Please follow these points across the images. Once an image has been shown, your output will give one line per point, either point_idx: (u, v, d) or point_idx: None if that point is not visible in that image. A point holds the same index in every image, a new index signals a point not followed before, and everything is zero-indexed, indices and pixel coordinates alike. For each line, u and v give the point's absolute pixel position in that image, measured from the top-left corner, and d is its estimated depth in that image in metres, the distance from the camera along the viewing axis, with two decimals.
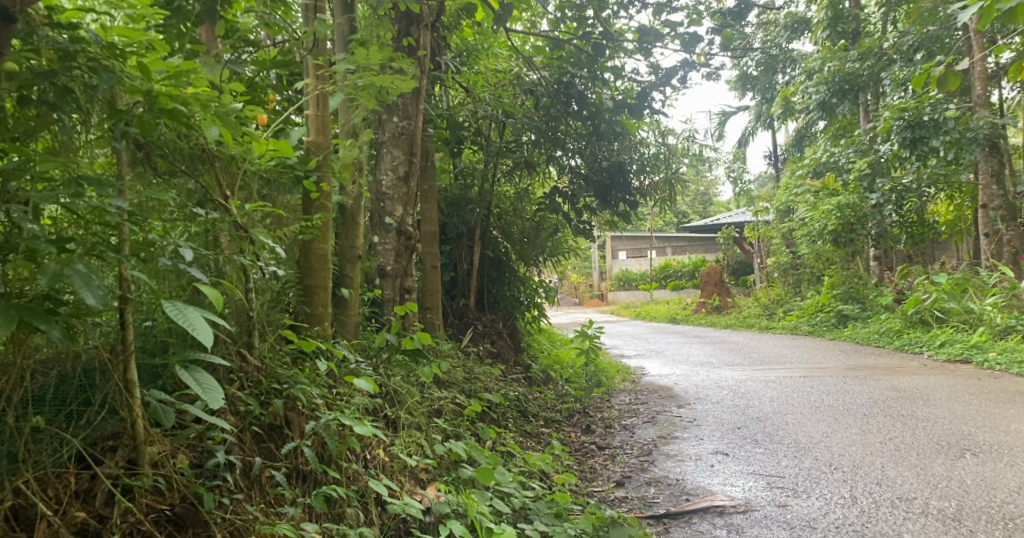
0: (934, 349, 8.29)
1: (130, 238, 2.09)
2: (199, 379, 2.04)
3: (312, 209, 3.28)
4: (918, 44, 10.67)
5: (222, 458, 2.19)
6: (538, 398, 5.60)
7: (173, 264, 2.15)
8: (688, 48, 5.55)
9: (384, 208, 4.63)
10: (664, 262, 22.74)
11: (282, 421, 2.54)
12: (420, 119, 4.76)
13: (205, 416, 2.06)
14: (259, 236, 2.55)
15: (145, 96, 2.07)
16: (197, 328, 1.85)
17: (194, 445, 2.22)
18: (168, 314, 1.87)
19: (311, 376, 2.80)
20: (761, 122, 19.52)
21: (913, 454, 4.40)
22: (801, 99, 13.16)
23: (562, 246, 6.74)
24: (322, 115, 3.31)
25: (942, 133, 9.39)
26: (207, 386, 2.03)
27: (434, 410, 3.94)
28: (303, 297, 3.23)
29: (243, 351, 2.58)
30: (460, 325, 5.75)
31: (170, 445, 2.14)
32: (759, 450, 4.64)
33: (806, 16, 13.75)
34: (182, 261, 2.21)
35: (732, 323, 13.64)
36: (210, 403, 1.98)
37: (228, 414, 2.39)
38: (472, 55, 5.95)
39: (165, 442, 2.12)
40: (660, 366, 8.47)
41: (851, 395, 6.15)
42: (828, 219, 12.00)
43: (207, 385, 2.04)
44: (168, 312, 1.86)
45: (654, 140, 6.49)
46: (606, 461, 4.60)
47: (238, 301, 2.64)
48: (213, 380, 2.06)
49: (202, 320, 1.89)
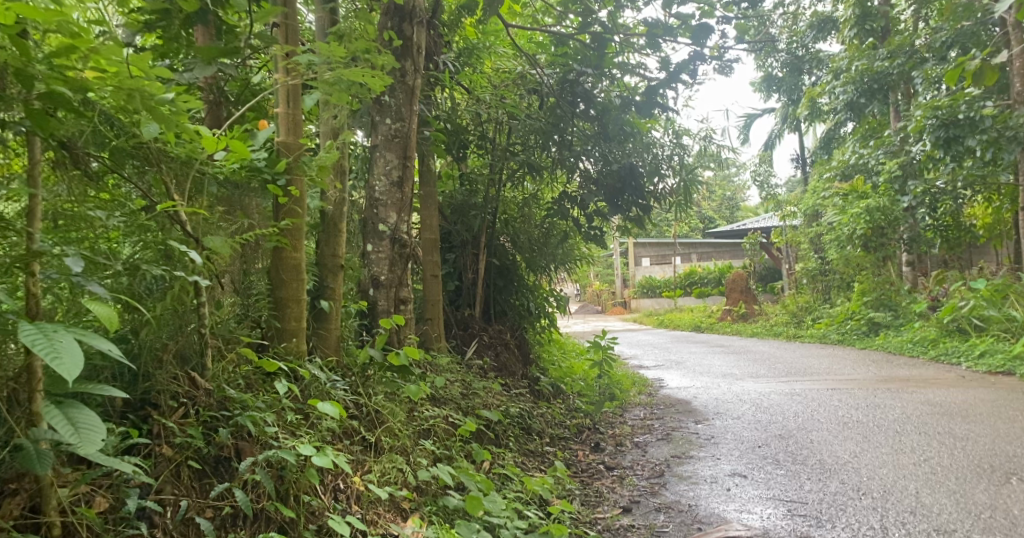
0: (972, 359, 7.83)
1: (20, 244, 1.87)
2: (72, 416, 1.76)
3: (281, 215, 2.97)
4: (952, 40, 10.04)
5: (136, 504, 1.94)
6: (546, 413, 5.29)
7: (58, 276, 1.88)
8: (700, 40, 5.24)
9: (377, 215, 4.34)
10: (688, 269, 22.26)
11: (230, 452, 2.27)
12: (415, 121, 4.43)
13: (95, 459, 1.79)
14: (180, 250, 2.19)
15: (25, 79, 1.83)
16: (60, 356, 1.64)
17: (115, 485, 1.99)
18: (27, 337, 1.67)
19: (269, 400, 2.52)
20: (788, 124, 19.02)
21: (951, 478, 4.02)
22: (828, 100, 12.77)
23: (573, 253, 6.42)
24: (293, 112, 2.99)
25: (978, 132, 8.95)
26: (84, 425, 1.75)
27: (425, 431, 3.65)
28: (274, 311, 2.94)
29: (192, 375, 2.32)
30: (464, 337, 5.46)
31: (84, 487, 1.92)
32: (780, 472, 4.28)
33: (832, 15, 13.28)
34: (76, 275, 1.94)
35: (758, 332, 13.21)
36: (82, 447, 1.70)
37: (163, 447, 2.15)
38: (473, 54, 5.62)
39: (76, 484, 1.91)
40: (680, 377, 8.11)
41: (882, 411, 5.75)
42: (857, 223, 11.56)
43: (85, 424, 1.76)
44: (25, 337, 1.64)
45: (669, 142, 6.08)
46: (614, 483, 4.28)
47: (186, 319, 2.35)
48: (94, 419, 1.78)
49: (71, 346, 1.67)
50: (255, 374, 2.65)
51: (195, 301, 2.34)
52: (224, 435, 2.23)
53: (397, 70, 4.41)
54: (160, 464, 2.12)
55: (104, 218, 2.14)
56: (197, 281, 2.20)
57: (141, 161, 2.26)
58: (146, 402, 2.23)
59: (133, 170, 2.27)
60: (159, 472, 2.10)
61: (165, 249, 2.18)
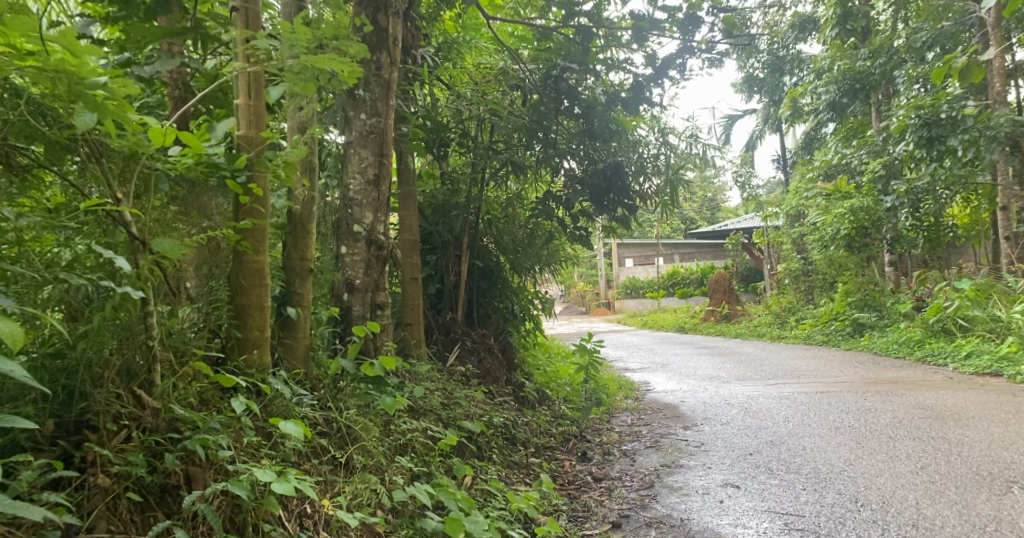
0: (959, 361, 7.72)
1: None
2: None
3: (241, 215, 2.75)
4: (932, 40, 9.83)
5: None
6: (531, 421, 5.08)
7: None
8: (687, 33, 5.05)
9: (352, 215, 4.11)
10: (671, 269, 22.16)
11: (180, 479, 2.06)
12: (391, 116, 4.21)
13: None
14: (107, 255, 2.00)
15: None
16: None
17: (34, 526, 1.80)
18: None
19: (225, 419, 2.29)
20: (769, 125, 18.94)
21: (952, 488, 3.86)
22: (810, 100, 12.69)
23: (558, 254, 6.22)
24: (255, 104, 2.78)
25: (960, 132, 8.82)
26: None
27: (402, 446, 3.43)
28: (234, 319, 2.74)
29: (138, 392, 2.09)
30: (446, 342, 5.25)
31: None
32: (775, 482, 4.10)
33: (814, 15, 13.19)
34: None
35: (742, 333, 13.09)
36: None
37: (99, 476, 1.94)
38: (454, 47, 5.43)
39: None
40: (665, 381, 7.93)
41: (873, 414, 5.60)
42: (841, 223, 11.46)
43: None
44: None
45: (654, 141, 5.90)
46: (601, 496, 4.08)
47: (129, 331, 2.15)
48: None
49: None
50: (211, 391, 2.43)
51: (142, 312, 2.15)
52: (171, 461, 2.02)
53: (372, 63, 4.20)
54: (94, 496, 1.92)
55: (26, 223, 1.95)
56: (128, 290, 2.01)
57: (81, 156, 2.08)
58: (82, 425, 2.05)
59: (69, 166, 2.09)
60: (91, 507, 1.90)
61: (93, 253, 2.00)
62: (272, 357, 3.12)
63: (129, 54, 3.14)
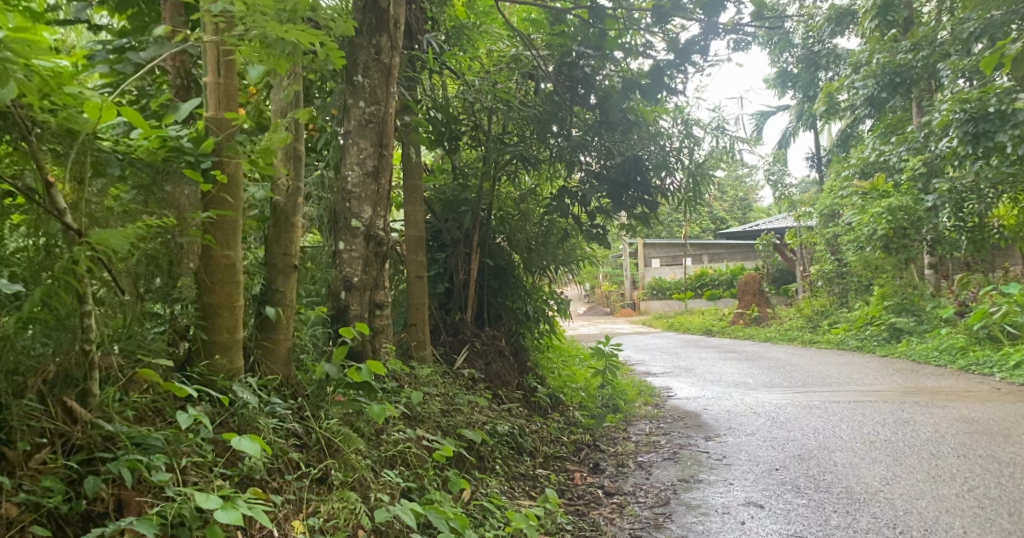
0: (1007, 371, 7.25)
1: None
2: None
3: (209, 205, 2.52)
4: (981, 31, 9.22)
5: None
6: (541, 428, 4.78)
7: None
8: (712, 14, 4.71)
9: (349, 209, 3.83)
10: (700, 270, 21.74)
11: (108, 506, 1.87)
12: (391, 103, 3.94)
13: None
14: None
15: None
16: None
17: None
18: None
19: (170, 435, 2.07)
20: (802, 122, 18.31)
21: (1004, 515, 3.48)
22: (846, 95, 12.16)
23: (575, 253, 5.89)
24: (225, 83, 2.53)
25: (1010, 127, 8.24)
26: None
27: (394, 460, 3.14)
28: (200, 320, 2.49)
29: (65, 402, 1.92)
30: (454, 344, 4.97)
31: None
32: (802, 503, 3.76)
33: (852, 6, 12.58)
34: None
35: (772, 336, 12.63)
36: None
37: (5, 505, 1.74)
38: (463, 35, 5.03)
39: None
40: (689, 386, 7.58)
41: (912, 428, 5.20)
42: (878, 223, 10.96)
43: None
44: None
45: (678, 133, 5.44)
46: (612, 514, 3.77)
47: (67, 330, 1.99)
48: None
49: None
50: (165, 402, 2.23)
51: (76, 293, 1.98)
52: (93, 487, 1.83)
53: (371, 48, 3.92)
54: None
55: None
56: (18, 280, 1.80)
57: (13, 133, 1.89)
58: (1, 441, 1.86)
59: (3, 145, 1.90)
60: None
61: None
62: (249, 360, 2.86)
63: (127, 40, 3.13)
